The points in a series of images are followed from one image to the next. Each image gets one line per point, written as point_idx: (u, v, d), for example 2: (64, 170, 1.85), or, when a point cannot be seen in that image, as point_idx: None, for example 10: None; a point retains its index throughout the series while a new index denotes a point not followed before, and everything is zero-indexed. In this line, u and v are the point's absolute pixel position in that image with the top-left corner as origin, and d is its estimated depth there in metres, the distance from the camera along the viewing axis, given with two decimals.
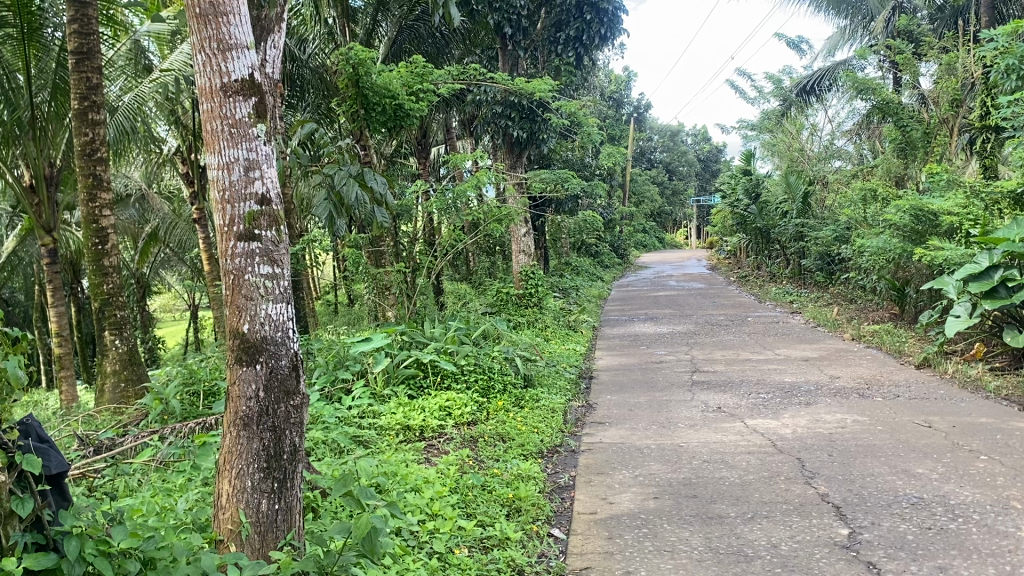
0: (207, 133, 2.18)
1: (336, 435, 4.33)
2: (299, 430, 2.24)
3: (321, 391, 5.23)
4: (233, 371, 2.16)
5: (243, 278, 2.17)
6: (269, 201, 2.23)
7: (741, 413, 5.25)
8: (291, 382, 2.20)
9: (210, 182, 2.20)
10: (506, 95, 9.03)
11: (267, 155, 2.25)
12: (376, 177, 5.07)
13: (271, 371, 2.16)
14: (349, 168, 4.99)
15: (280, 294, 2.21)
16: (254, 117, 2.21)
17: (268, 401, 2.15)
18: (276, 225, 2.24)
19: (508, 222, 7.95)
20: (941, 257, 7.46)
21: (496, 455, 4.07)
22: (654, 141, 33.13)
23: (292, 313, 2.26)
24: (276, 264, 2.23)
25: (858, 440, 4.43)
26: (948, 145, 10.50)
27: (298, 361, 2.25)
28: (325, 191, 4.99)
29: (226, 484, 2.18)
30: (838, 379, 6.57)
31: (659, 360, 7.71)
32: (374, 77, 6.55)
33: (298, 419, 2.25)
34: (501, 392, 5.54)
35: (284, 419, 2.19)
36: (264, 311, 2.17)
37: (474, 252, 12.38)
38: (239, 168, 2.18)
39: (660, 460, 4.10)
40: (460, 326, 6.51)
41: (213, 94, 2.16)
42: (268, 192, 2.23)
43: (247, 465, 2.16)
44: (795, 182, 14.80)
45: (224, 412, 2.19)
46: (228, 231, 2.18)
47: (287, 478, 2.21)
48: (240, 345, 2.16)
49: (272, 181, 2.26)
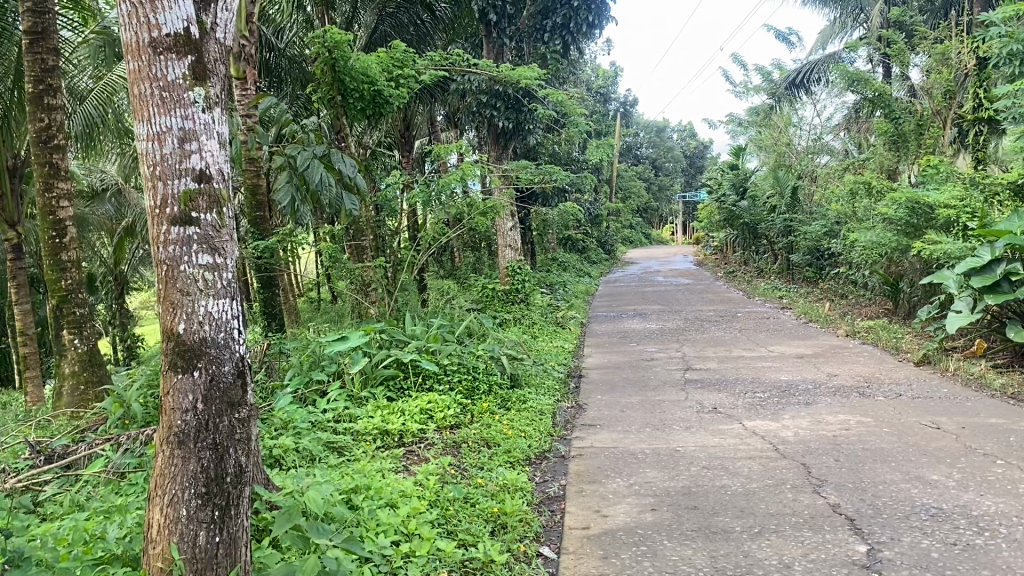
0: (135, 98, 1.89)
1: (308, 443, 4.04)
2: (244, 448, 1.99)
3: (294, 393, 4.92)
4: (167, 379, 1.90)
5: (177, 268, 1.89)
6: (209, 179, 1.95)
7: (738, 414, 4.98)
8: (234, 393, 1.95)
9: (139, 156, 1.92)
10: (490, 83, 8.68)
11: (207, 124, 1.96)
12: (344, 159, 4.71)
13: (212, 379, 1.91)
14: (313, 148, 4.58)
15: (223, 290, 1.95)
16: (191, 79, 1.92)
17: (208, 414, 1.90)
18: (217, 207, 1.97)
19: (494, 214, 7.65)
20: (941, 250, 7.19)
21: (479, 462, 3.78)
22: (639, 136, 32.93)
23: (238, 311, 2.01)
24: (217, 253, 1.96)
25: (866, 443, 4.17)
26: (941, 137, 10.28)
27: (243, 368, 2.00)
28: (287, 175, 4.56)
29: (158, 512, 1.92)
30: (836, 377, 6.32)
31: (650, 358, 7.45)
32: (351, 62, 6.21)
33: (244, 434, 2.00)
34: (487, 393, 5.24)
35: (227, 435, 1.94)
36: (203, 309, 1.91)
37: (458, 248, 12.08)
38: (173, 140, 1.90)
39: (656, 466, 3.82)
40: (443, 323, 6.21)
41: (140, 51, 1.87)
42: (207, 167, 1.95)
43: (183, 490, 1.90)
44: (784, 176, 14.58)
45: (157, 426, 1.94)
46: (160, 214, 1.90)
47: (230, 505, 1.96)
48: (175, 349, 1.90)
49: (212, 153, 1.98)
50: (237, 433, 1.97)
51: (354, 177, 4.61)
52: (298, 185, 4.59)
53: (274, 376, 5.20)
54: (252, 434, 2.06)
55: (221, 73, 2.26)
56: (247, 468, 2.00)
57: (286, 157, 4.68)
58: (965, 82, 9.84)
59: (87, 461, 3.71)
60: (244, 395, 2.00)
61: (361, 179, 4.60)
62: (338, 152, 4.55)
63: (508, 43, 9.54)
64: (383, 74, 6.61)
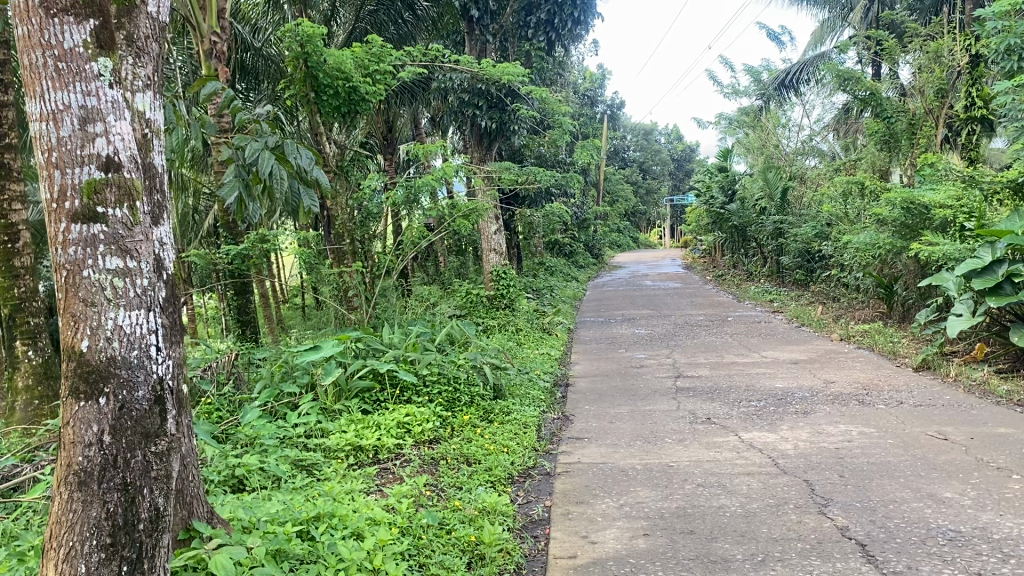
0: (26, 70, 1.74)
1: (274, 462, 3.79)
2: (161, 487, 1.81)
3: (263, 407, 4.63)
4: (69, 407, 1.73)
5: (79, 275, 1.74)
6: (118, 167, 1.79)
7: (734, 426, 4.71)
8: (148, 422, 1.79)
9: (32, 139, 1.76)
10: (473, 82, 8.37)
11: (115, 101, 1.80)
12: (300, 150, 4.14)
13: (122, 407, 1.75)
14: (265, 139, 4.07)
15: (137, 301, 1.79)
16: (94, 47, 1.76)
17: (116, 448, 1.74)
18: (128, 200, 1.81)
19: (476, 216, 7.38)
20: (939, 252, 6.97)
21: (457, 482, 3.51)
22: (626, 139, 32.71)
23: (157, 325, 1.85)
24: (128, 255, 1.79)
25: (871, 456, 3.91)
26: (934, 136, 10.01)
27: (161, 394, 1.84)
28: (235, 170, 4.12)
29: (54, 568, 1.72)
30: (833, 384, 6.08)
31: (640, 365, 7.19)
32: (325, 58, 5.92)
33: (163, 471, 1.83)
34: (468, 405, 4.96)
35: (141, 473, 1.77)
36: (112, 323, 1.75)
37: (442, 251, 11.81)
38: (72, 119, 1.74)
39: (648, 485, 3.55)
40: (423, 331, 5.94)
41: (30, 14, 1.72)
42: (115, 153, 1.79)
43: (83, 540, 1.71)
44: (774, 178, 14.35)
45: (57, 463, 1.77)
46: (58, 209, 1.74)
47: (143, 556, 1.77)
48: (78, 372, 1.73)
49: (122, 136, 1.81)
50: (153, 469, 1.80)
51: (312, 172, 4.08)
52: (248, 181, 4.13)
53: (244, 389, 4.92)
54: (173, 471, 1.88)
55: (155, 51, 2.03)
56: (163, 511, 1.81)
57: (236, 147, 4.24)
58: (957, 81, 9.64)
59: (32, 484, 3.42)
60: (162, 424, 1.83)
61: (319, 174, 4.05)
62: (294, 142, 4.01)
63: (490, 40, 9.35)
64: (359, 69, 6.32)
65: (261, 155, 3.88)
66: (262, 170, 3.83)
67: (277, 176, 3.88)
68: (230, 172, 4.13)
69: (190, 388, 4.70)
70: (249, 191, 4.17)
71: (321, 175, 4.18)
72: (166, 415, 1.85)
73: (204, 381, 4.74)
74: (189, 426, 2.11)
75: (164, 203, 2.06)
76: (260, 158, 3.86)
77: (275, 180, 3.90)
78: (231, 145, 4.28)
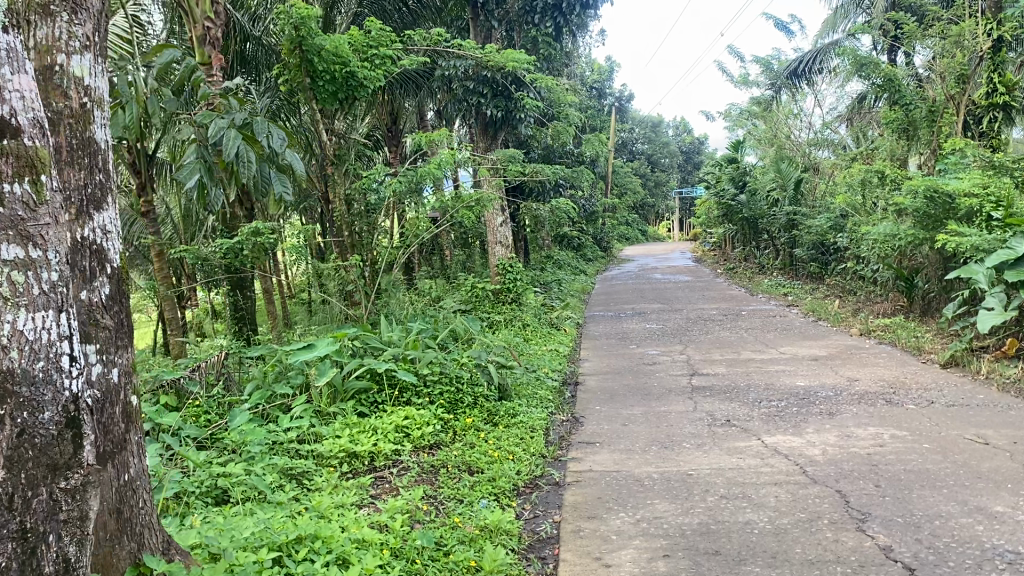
0: None
1: (261, 471, 3.52)
2: (73, 532, 1.54)
3: (253, 410, 4.35)
4: None
5: None
6: (17, 136, 1.47)
7: (756, 429, 4.40)
8: (54, 452, 1.51)
9: None
10: (477, 69, 8.05)
11: (11, 46, 1.48)
12: (271, 131, 3.77)
13: (24, 431, 1.45)
14: (232, 117, 3.71)
15: (42, 301, 1.50)
16: None
17: (15, 486, 1.44)
18: (28, 176, 1.50)
19: (481, 208, 7.04)
20: (965, 241, 6.64)
21: (457, 494, 3.22)
22: (634, 131, 32.34)
23: (71, 329, 1.57)
24: (31, 244, 1.50)
25: (908, 463, 3.61)
26: (955, 123, 9.55)
27: (71, 416, 1.56)
28: (197, 150, 3.80)
29: None
30: (857, 382, 5.76)
31: (652, 362, 6.88)
32: (322, 41, 5.63)
33: (77, 511, 1.55)
34: (471, 407, 4.66)
35: (46, 515, 1.49)
36: (10, 326, 1.45)
37: (448, 244, 11.53)
38: None
39: (667, 496, 3.25)
40: (424, 328, 5.65)
41: None
42: (14, 114, 1.47)
43: None
44: (788, 169, 13.94)
45: None
46: None
47: None
48: None
49: (23, 93, 1.49)
50: (60, 511, 1.52)
51: (284, 155, 3.78)
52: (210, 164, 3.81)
53: (234, 390, 4.63)
54: (93, 510, 1.61)
55: (96, 5, 1.78)
56: (74, 561, 1.54)
57: (201, 127, 3.92)
58: (980, 66, 9.05)
59: None
60: (76, 453, 1.56)
61: (292, 157, 3.75)
62: (263, 122, 3.70)
63: (496, 25, 9.13)
64: (356, 53, 6.02)
65: (225, 134, 3.56)
66: (226, 151, 3.52)
67: (242, 158, 3.57)
68: (192, 153, 3.81)
69: (176, 388, 4.42)
70: (211, 174, 3.86)
71: (294, 159, 3.88)
72: (81, 442, 1.58)
73: (192, 382, 4.46)
74: (139, 445, 1.86)
75: (107, 184, 1.79)
76: (224, 138, 3.55)
77: (241, 161, 3.59)
78: (195, 126, 3.95)
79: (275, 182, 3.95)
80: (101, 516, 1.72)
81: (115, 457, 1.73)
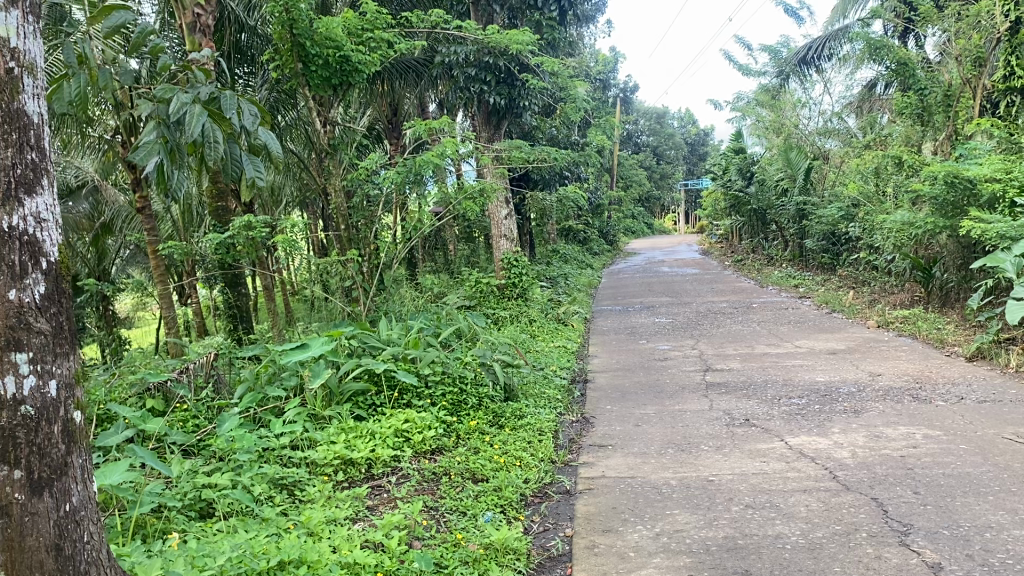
0: None
1: (250, 482, 3.25)
2: None
3: (243, 414, 4.09)
4: None
5: None
6: None
7: (778, 429, 4.13)
8: None
9: None
10: (478, 55, 7.76)
11: None
12: (243, 106, 3.16)
13: None
14: (196, 89, 3.10)
15: None
16: None
17: None
18: None
19: (484, 199, 6.76)
20: (990, 228, 6.35)
21: (460, 505, 2.97)
22: (637, 123, 31.97)
23: None
24: None
25: (946, 467, 3.34)
26: (972, 108, 9.20)
27: None
28: (156, 129, 3.17)
29: None
30: (879, 377, 5.49)
31: (663, 357, 6.61)
32: (314, 26, 5.40)
33: None
34: (475, 409, 4.41)
35: None
36: None
37: (452, 238, 11.28)
38: None
39: (687, 506, 2.99)
40: (425, 325, 5.40)
41: None
42: None
43: None
44: (797, 157, 13.61)
45: None
46: None
47: None
48: None
49: None
50: None
51: (258, 135, 3.17)
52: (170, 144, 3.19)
53: (224, 393, 4.40)
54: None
55: None
56: None
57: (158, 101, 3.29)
58: (997, 49, 8.73)
59: None
60: None
61: (266, 137, 3.21)
62: (234, 98, 3.13)
63: (498, 10, 8.79)
64: (350, 37, 5.77)
65: (188, 110, 2.98)
66: (191, 130, 2.94)
67: (209, 140, 2.98)
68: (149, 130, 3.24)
69: (163, 392, 4.18)
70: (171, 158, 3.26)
71: (271, 138, 3.29)
72: None
73: (179, 384, 4.23)
74: (84, 471, 1.67)
75: (42, 164, 1.57)
76: (188, 114, 2.96)
77: (208, 142, 2.98)
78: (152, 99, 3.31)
79: (248, 166, 3.34)
80: (32, 555, 1.53)
81: (53, 484, 1.56)
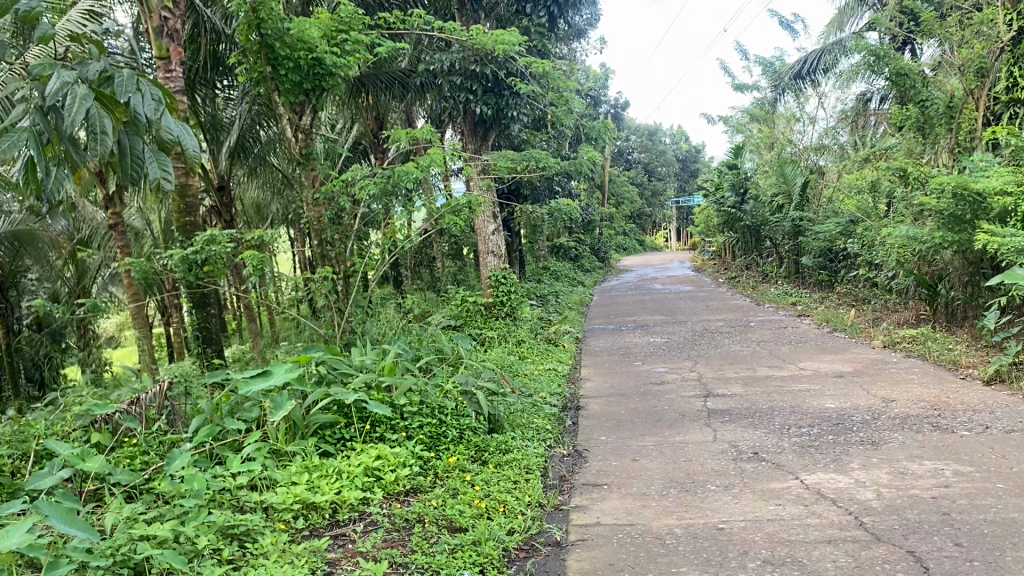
0: None
1: (194, 533, 2.81)
2: None
3: (197, 450, 3.65)
4: None
5: None
6: None
7: (790, 465, 3.73)
8: None
9: None
10: (465, 61, 7.39)
11: None
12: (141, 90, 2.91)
13: None
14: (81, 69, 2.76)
15: None
16: None
17: None
18: None
19: (471, 212, 6.29)
20: (1005, 245, 5.98)
21: (433, 563, 2.55)
22: (628, 139, 31.58)
23: None
24: None
25: (987, 512, 2.95)
26: (975, 120, 8.77)
27: None
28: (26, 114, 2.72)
29: None
30: (893, 402, 5.10)
31: (659, 381, 6.21)
32: (285, 25, 5.04)
33: None
34: (456, 442, 4.00)
35: None
36: None
37: (440, 258, 10.88)
38: None
39: (696, 562, 2.60)
40: (404, 349, 4.98)
41: None
42: None
43: None
44: (793, 172, 13.23)
45: None
46: None
47: None
48: None
49: None
50: None
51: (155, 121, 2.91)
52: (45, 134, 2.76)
53: (178, 427, 3.97)
54: None
55: None
56: None
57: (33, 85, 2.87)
58: (1000, 58, 8.30)
59: None
60: None
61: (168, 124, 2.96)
62: (129, 81, 2.88)
63: (484, 17, 8.51)
64: (325, 39, 5.38)
65: (71, 91, 2.65)
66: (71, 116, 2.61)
67: (94, 128, 2.68)
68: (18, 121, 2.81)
69: (111, 425, 3.72)
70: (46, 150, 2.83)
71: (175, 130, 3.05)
72: None
73: (129, 417, 3.76)
74: None
75: None
76: (69, 97, 2.64)
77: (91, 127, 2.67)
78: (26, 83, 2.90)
79: (151, 162, 3.13)
80: None
81: None
